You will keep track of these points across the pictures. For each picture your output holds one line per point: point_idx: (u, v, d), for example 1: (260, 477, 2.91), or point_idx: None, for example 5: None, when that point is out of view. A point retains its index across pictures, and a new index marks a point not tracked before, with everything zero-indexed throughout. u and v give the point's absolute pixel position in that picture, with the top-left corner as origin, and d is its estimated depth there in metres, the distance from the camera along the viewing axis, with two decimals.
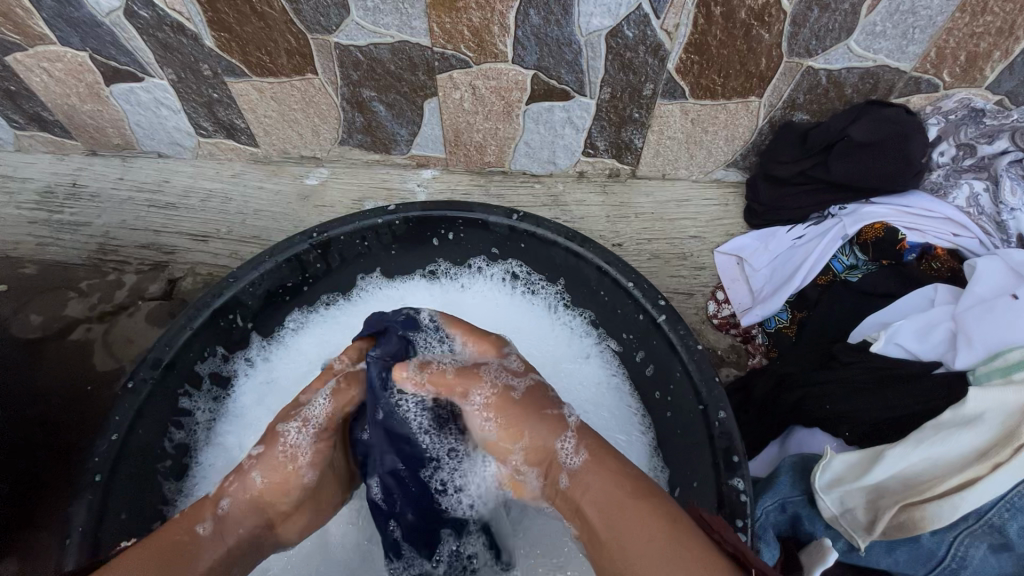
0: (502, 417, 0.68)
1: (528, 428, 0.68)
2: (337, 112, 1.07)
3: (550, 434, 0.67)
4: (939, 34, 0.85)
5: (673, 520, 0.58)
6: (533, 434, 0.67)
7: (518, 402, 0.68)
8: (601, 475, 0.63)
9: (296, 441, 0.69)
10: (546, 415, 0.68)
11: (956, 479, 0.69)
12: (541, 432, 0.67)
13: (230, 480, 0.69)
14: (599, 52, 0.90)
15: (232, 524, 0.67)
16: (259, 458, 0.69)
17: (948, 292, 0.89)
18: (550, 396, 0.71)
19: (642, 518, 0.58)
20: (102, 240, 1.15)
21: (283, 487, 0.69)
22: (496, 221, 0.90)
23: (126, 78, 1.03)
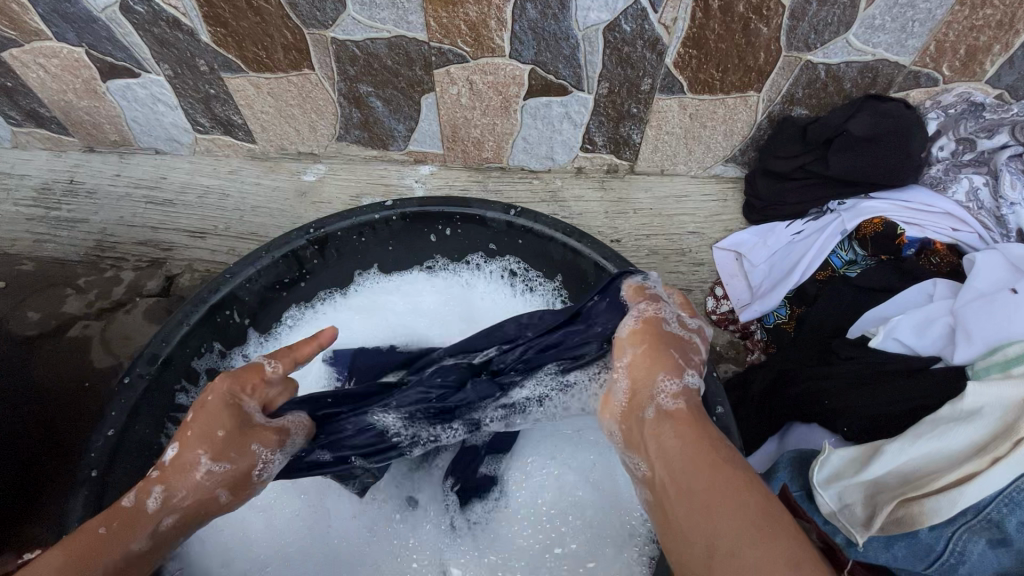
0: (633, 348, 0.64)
1: (656, 361, 0.61)
2: (334, 107, 1.07)
3: (671, 374, 0.60)
4: (939, 28, 0.84)
5: (773, 514, 0.47)
6: (658, 363, 0.61)
7: (663, 337, 0.63)
8: (711, 427, 0.55)
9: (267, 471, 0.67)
10: (677, 355, 0.61)
11: (954, 474, 0.69)
12: (664, 365, 0.61)
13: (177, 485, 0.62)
14: (596, 47, 0.90)
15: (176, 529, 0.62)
16: (224, 478, 0.64)
17: (947, 287, 0.88)
18: (690, 351, 0.63)
19: (748, 498, 0.48)
20: (99, 236, 1.15)
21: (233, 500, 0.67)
22: (493, 217, 0.89)
23: (123, 74, 1.03)
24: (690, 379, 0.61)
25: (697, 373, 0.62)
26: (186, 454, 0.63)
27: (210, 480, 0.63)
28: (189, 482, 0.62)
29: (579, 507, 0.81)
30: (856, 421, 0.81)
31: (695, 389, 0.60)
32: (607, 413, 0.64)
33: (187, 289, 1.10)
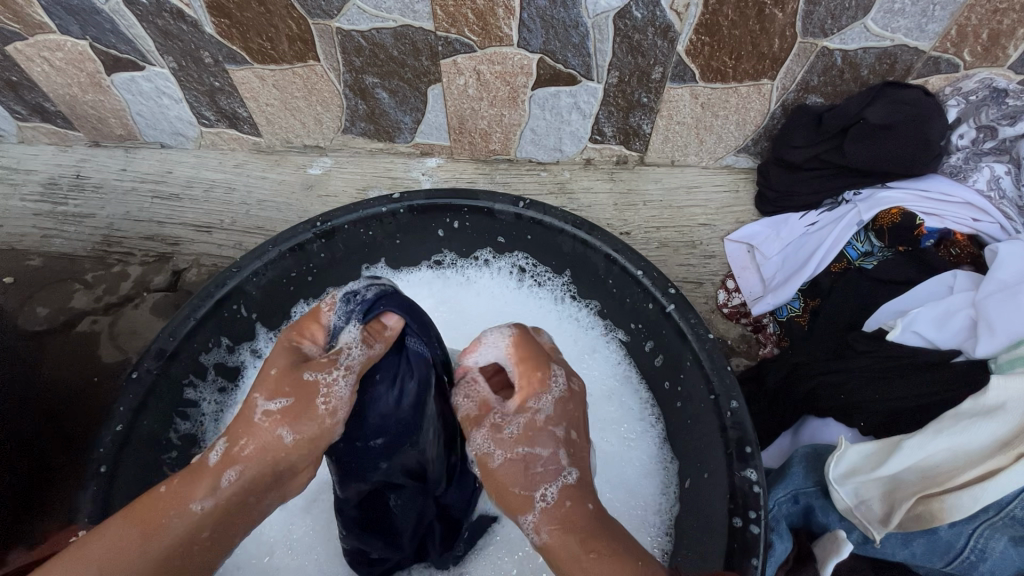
0: (488, 479, 0.58)
1: (504, 499, 0.57)
2: (340, 99, 1.06)
3: (518, 508, 0.56)
4: (961, 12, 0.82)
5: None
6: (507, 502, 0.57)
7: (507, 463, 0.57)
8: (575, 546, 0.53)
9: (339, 394, 0.56)
10: (517, 491, 0.56)
11: (976, 470, 0.68)
12: (511, 504, 0.56)
13: (242, 441, 0.54)
14: (607, 35, 0.88)
15: (232, 497, 0.53)
16: (286, 415, 0.54)
17: (968, 279, 0.87)
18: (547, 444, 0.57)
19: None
20: (106, 231, 1.15)
21: (315, 446, 0.55)
22: (502, 209, 0.88)
23: (128, 67, 1.02)
24: (537, 502, 0.55)
25: (550, 483, 0.56)
26: (268, 428, 0.54)
27: (332, 445, 0.56)
28: (267, 467, 0.54)
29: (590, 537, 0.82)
30: (873, 415, 0.80)
31: (551, 507, 0.54)
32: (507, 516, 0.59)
33: (194, 283, 1.09)
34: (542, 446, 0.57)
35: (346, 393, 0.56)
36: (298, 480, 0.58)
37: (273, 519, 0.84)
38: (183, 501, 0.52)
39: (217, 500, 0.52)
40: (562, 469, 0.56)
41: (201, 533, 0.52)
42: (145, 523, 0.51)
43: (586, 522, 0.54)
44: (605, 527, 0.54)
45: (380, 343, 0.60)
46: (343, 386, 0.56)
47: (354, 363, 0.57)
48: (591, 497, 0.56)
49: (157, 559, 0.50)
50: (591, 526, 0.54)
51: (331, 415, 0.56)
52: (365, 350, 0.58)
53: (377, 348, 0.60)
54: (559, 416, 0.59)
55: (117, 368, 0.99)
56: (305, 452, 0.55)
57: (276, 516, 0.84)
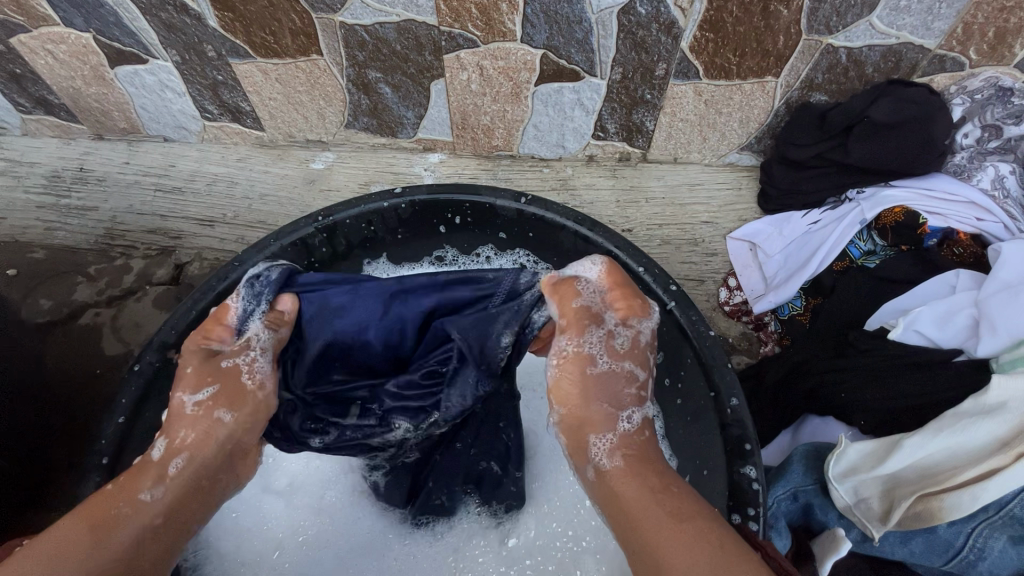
0: (563, 390, 0.63)
1: (584, 412, 0.61)
2: (343, 93, 1.06)
3: (598, 425, 0.60)
4: (968, 10, 0.81)
5: (723, 544, 0.50)
6: (585, 418, 0.61)
7: (588, 376, 0.62)
8: (653, 478, 0.56)
9: (260, 368, 0.65)
10: (604, 406, 0.61)
11: (976, 470, 0.68)
12: (590, 421, 0.61)
13: (183, 430, 0.60)
14: (611, 30, 0.87)
15: (179, 481, 0.58)
16: (214, 397, 0.61)
17: (971, 278, 0.87)
18: (622, 384, 0.62)
19: (689, 540, 0.50)
20: (109, 224, 1.15)
21: (251, 419, 0.62)
22: (503, 205, 0.88)
23: (131, 60, 1.02)
24: (620, 425, 0.60)
25: (635, 408, 0.62)
26: (208, 412, 0.60)
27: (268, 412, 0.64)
28: (217, 452, 0.60)
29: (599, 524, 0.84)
30: (874, 414, 0.80)
31: (630, 432, 0.60)
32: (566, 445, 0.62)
33: (196, 277, 1.09)
34: (620, 376, 0.62)
35: (269, 363, 0.66)
36: (248, 461, 0.64)
37: (273, 512, 0.85)
38: (134, 490, 0.56)
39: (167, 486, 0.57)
40: (644, 398, 0.63)
41: (152, 515, 0.55)
42: (97, 514, 0.54)
43: (656, 458, 0.60)
44: (666, 473, 0.57)
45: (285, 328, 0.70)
46: (264, 359, 0.66)
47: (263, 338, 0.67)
48: (654, 440, 0.62)
49: (110, 540, 0.53)
50: (654, 462, 0.59)
51: (260, 386, 0.64)
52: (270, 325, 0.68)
53: (281, 330, 0.69)
54: (651, 343, 0.66)
55: (120, 360, 1.00)
56: (252, 423, 0.62)
57: (279, 509, 0.85)
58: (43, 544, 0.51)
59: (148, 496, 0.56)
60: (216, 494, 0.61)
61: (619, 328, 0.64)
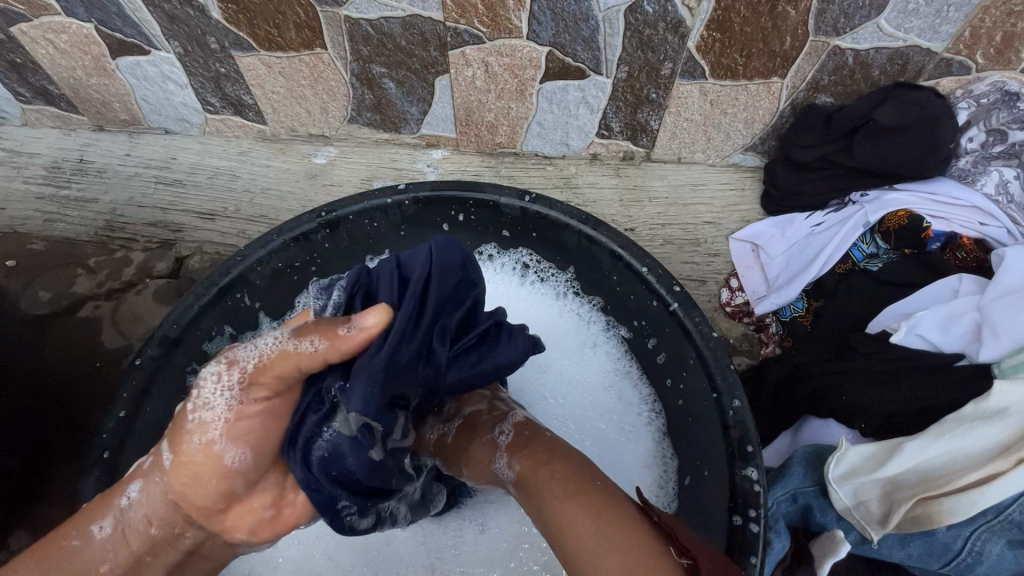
0: (450, 449, 0.74)
1: (467, 453, 0.71)
2: (347, 88, 1.05)
3: (484, 455, 0.69)
4: (976, 13, 0.81)
5: (611, 527, 0.56)
6: (469, 455, 0.71)
7: (458, 436, 0.74)
8: (536, 464, 0.65)
9: (214, 402, 0.56)
10: (481, 439, 0.71)
11: (976, 474, 0.68)
12: (479, 459, 0.70)
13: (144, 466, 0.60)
14: (617, 29, 0.87)
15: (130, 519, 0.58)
16: (170, 438, 0.58)
17: (974, 282, 0.86)
18: (486, 414, 0.74)
19: (581, 522, 0.57)
20: (109, 216, 1.14)
21: (201, 470, 0.56)
22: (507, 203, 0.87)
23: (133, 51, 1.01)
24: (499, 440, 0.70)
25: (502, 421, 0.73)
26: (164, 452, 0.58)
27: (220, 468, 0.56)
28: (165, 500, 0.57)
29: None
30: (875, 417, 0.80)
31: (510, 440, 0.69)
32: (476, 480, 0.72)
33: (197, 271, 1.09)
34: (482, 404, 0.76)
35: (225, 407, 0.56)
36: (216, 516, 0.58)
37: None
38: (86, 525, 0.58)
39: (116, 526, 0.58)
40: (505, 411, 0.75)
41: (93, 561, 0.57)
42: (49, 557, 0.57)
43: (540, 444, 0.68)
44: (555, 450, 0.66)
45: (310, 342, 0.56)
46: (218, 397, 0.56)
47: (241, 366, 0.57)
48: (540, 430, 0.71)
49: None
50: (542, 449, 0.67)
51: (203, 432, 0.56)
52: (284, 344, 0.57)
53: (304, 344, 0.56)
54: (490, 383, 0.79)
55: (120, 353, 0.99)
56: (184, 480, 0.57)
57: None
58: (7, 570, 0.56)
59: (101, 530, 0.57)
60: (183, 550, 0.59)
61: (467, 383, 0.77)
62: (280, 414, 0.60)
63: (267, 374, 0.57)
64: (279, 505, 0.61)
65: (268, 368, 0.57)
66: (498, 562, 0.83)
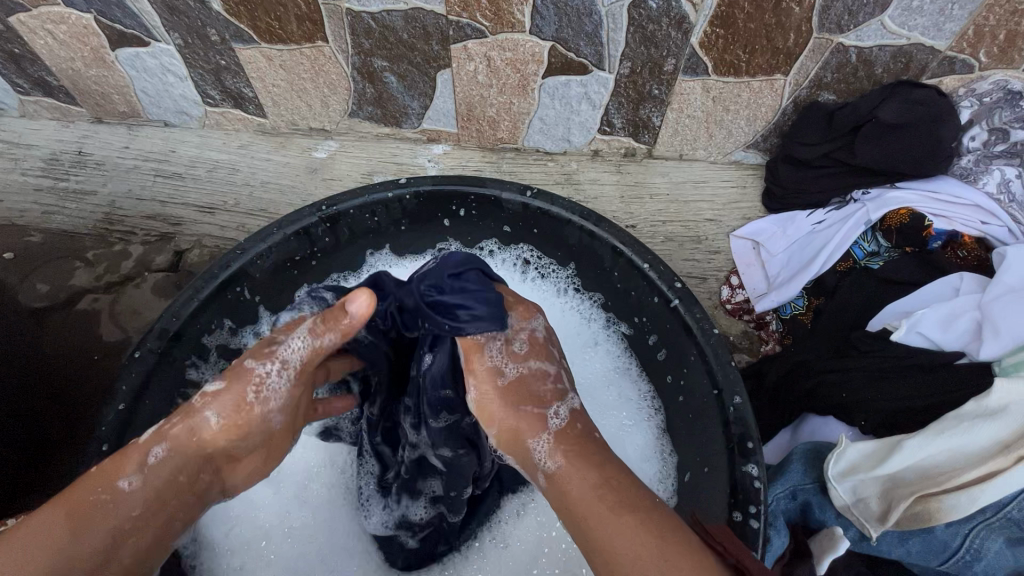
0: (486, 398, 0.66)
1: (512, 424, 0.64)
2: (347, 82, 1.04)
3: (532, 428, 0.63)
4: (980, 11, 0.81)
5: (662, 533, 0.53)
6: (517, 425, 0.64)
7: (501, 387, 0.65)
8: (589, 467, 0.59)
9: (273, 386, 0.61)
10: (530, 408, 0.64)
11: (976, 472, 0.68)
12: (522, 428, 0.64)
13: (172, 422, 0.60)
14: (620, 24, 0.87)
15: (160, 477, 0.58)
16: (215, 398, 0.60)
17: (975, 281, 0.87)
18: (539, 384, 0.66)
19: (631, 531, 0.53)
20: (108, 209, 1.14)
21: (242, 430, 0.61)
22: (509, 198, 0.87)
23: (132, 42, 1.00)
24: (551, 421, 0.64)
25: (558, 402, 0.66)
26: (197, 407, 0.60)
27: (260, 429, 0.62)
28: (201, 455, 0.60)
29: None
30: (876, 415, 0.80)
31: (563, 427, 0.63)
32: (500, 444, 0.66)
33: (196, 265, 1.08)
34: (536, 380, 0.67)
35: (282, 385, 0.61)
36: (237, 463, 0.63)
37: (269, 505, 0.84)
38: (110, 480, 0.57)
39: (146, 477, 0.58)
40: (567, 391, 0.67)
41: (127, 508, 0.57)
42: (77, 512, 0.55)
43: (594, 445, 0.62)
44: (608, 455, 0.61)
45: (329, 337, 0.62)
46: (279, 381, 0.61)
47: (295, 363, 0.61)
48: (589, 427, 0.65)
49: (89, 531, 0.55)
50: (591, 451, 0.61)
51: (262, 403, 0.61)
52: (311, 343, 0.61)
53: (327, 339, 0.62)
54: (551, 340, 0.71)
55: (119, 346, 0.99)
56: (234, 438, 0.60)
57: (275, 503, 0.84)
58: (21, 534, 0.53)
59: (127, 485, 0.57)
60: (196, 499, 0.62)
61: (508, 341, 0.67)
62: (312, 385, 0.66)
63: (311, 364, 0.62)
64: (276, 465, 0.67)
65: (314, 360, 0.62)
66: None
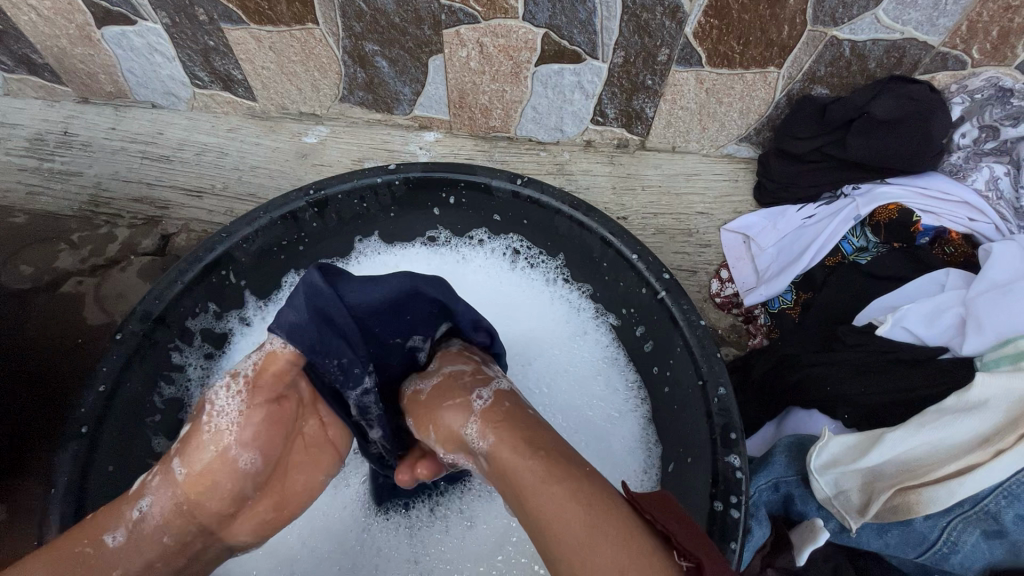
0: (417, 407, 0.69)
1: (442, 421, 0.64)
2: (338, 66, 1.03)
3: (459, 418, 0.63)
4: (973, 7, 0.81)
5: (591, 500, 0.51)
6: (445, 423, 0.64)
7: (433, 391, 0.68)
8: (510, 443, 0.58)
9: (225, 406, 0.63)
10: (451, 402, 0.65)
11: (955, 465, 0.69)
12: (450, 421, 0.63)
13: (155, 478, 0.63)
14: (614, 12, 0.86)
15: (150, 529, 0.62)
16: (184, 450, 0.63)
17: (960, 278, 0.87)
18: (460, 376, 0.68)
19: (560, 508, 0.51)
20: (94, 191, 1.12)
21: (212, 475, 0.63)
22: (499, 186, 0.86)
23: (118, 20, 0.98)
24: (474, 406, 0.63)
25: (479, 387, 0.66)
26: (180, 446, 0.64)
27: (228, 471, 0.63)
28: (183, 512, 0.63)
29: None
30: (858, 409, 0.81)
31: (487, 409, 0.62)
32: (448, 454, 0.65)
33: (183, 249, 1.07)
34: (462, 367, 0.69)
35: (236, 411, 0.63)
36: (230, 520, 0.65)
37: None
38: (98, 532, 0.60)
39: (131, 534, 0.61)
40: (491, 378, 0.68)
41: (112, 564, 0.60)
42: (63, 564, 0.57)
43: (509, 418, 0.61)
44: (536, 431, 0.59)
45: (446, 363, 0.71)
46: (230, 404, 0.63)
47: (244, 374, 0.64)
48: (519, 403, 0.64)
49: None
50: (520, 424, 0.60)
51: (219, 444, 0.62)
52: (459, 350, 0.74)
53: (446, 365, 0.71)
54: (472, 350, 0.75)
55: (103, 330, 0.98)
56: (204, 485, 0.62)
57: None
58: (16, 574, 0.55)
59: (114, 540, 0.60)
60: (189, 549, 0.65)
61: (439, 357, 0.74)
62: (284, 421, 0.66)
63: (264, 377, 0.64)
64: (278, 510, 0.67)
65: (267, 370, 0.64)
66: (487, 556, 0.82)
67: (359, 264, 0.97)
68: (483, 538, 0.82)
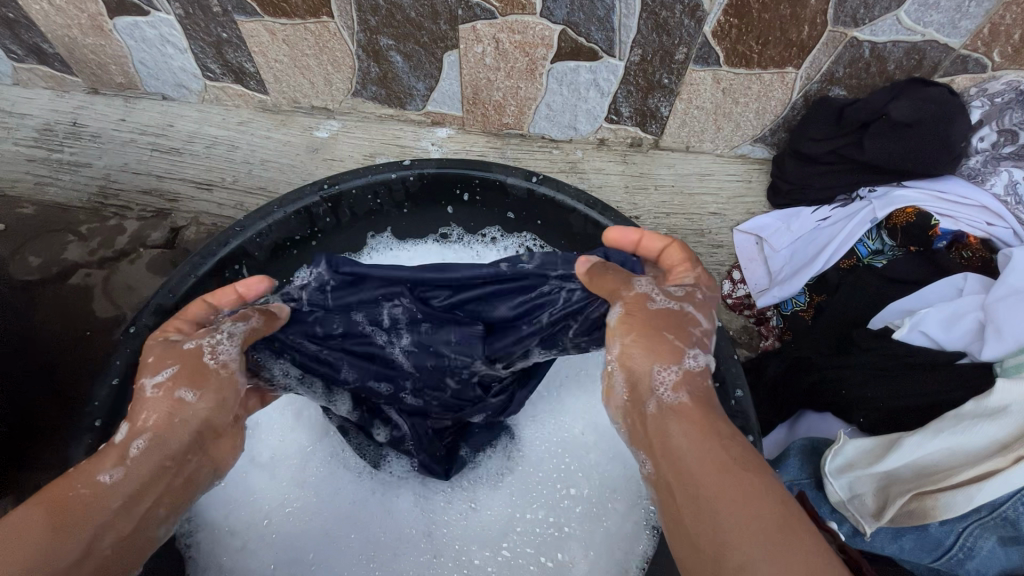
0: (632, 317, 0.59)
1: (652, 348, 0.57)
2: (352, 60, 1.02)
3: (666, 359, 0.56)
4: (997, 10, 0.80)
5: (781, 503, 0.46)
6: (654, 350, 0.56)
7: (648, 317, 0.58)
8: (707, 417, 0.53)
9: (226, 352, 0.60)
10: (671, 337, 0.57)
11: (973, 471, 0.68)
12: (659, 351, 0.56)
13: (139, 416, 0.58)
14: (633, 10, 0.85)
15: (143, 460, 0.56)
16: (171, 380, 0.59)
17: (978, 282, 0.86)
18: (687, 322, 0.58)
19: (750, 493, 0.46)
20: (103, 182, 1.11)
21: (212, 402, 0.60)
22: (514, 183, 0.86)
23: (131, 10, 0.97)
24: (687, 361, 0.56)
25: (701, 350, 0.58)
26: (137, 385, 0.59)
27: (232, 395, 0.61)
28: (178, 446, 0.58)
29: (593, 519, 0.80)
30: (874, 413, 0.80)
31: (695, 373, 0.56)
32: (610, 401, 0.60)
33: (192, 242, 1.06)
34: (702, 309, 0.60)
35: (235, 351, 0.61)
36: (217, 440, 0.62)
37: (267, 485, 0.83)
38: (91, 473, 0.54)
39: (128, 470, 0.56)
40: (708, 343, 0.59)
41: (111, 498, 0.54)
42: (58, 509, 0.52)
43: (709, 397, 0.56)
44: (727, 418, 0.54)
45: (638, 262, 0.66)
46: (230, 347, 0.61)
47: (247, 325, 0.62)
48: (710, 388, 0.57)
49: (72, 525, 0.51)
50: (719, 407, 0.55)
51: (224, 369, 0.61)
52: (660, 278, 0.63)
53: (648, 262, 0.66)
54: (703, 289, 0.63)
55: (113, 322, 0.97)
56: (208, 411, 0.59)
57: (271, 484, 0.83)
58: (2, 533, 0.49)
59: (110, 478, 0.55)
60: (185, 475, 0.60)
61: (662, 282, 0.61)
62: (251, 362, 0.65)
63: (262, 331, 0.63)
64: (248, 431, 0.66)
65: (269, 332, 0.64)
66: (494, 542, 0.81)
67: (369, 258, 0.95)
68: (486, 520, 0.82)
